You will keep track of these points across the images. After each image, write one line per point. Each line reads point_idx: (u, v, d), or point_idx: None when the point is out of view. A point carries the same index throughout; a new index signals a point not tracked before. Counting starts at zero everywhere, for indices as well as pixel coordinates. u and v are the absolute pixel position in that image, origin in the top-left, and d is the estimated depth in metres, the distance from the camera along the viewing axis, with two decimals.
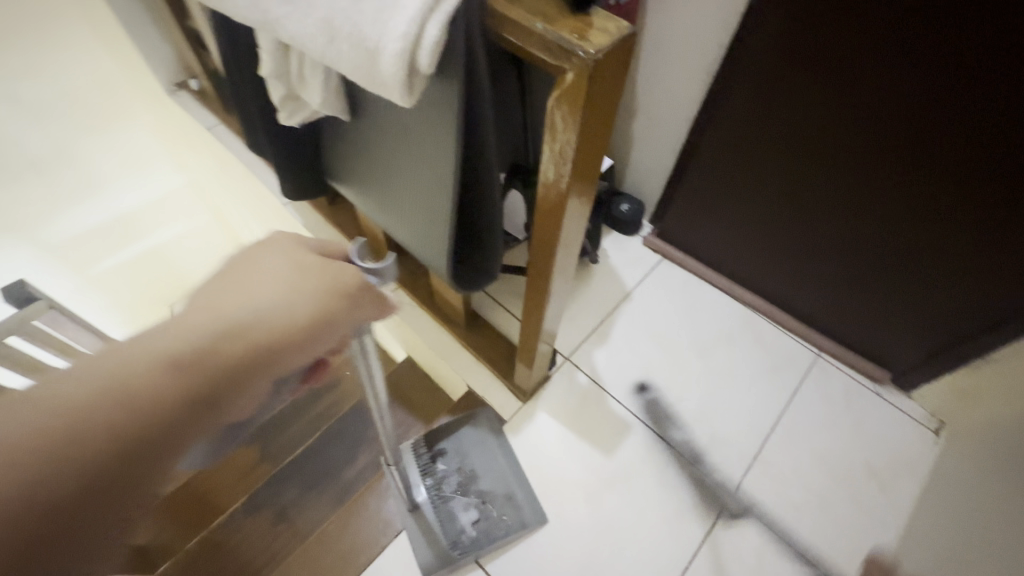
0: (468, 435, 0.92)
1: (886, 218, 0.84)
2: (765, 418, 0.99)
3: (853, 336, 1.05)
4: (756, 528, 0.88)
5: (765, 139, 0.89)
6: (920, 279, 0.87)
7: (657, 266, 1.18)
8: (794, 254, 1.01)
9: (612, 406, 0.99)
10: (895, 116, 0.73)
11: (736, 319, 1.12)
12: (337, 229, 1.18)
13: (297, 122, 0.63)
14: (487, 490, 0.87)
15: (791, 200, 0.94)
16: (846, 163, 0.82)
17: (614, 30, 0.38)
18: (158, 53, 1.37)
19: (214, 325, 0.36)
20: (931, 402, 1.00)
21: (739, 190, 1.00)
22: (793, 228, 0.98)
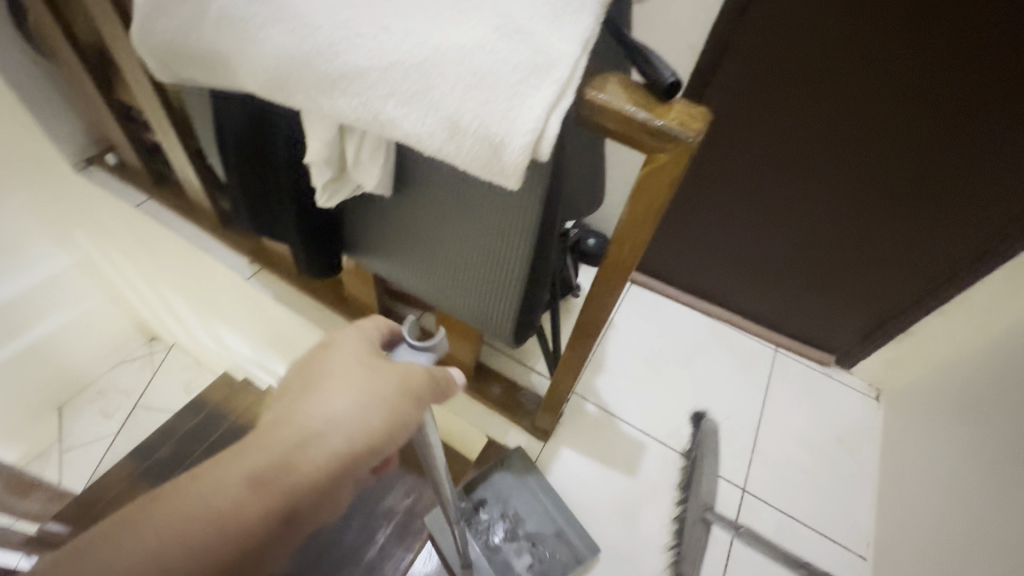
0: (505, 480, 0.93)
1: (853, 209, 0.97)
2: (751, 413, 1.12)
3: (800, 329, 1.23)
4: (770, 512, 0.99)
5: (730, 163, 1.02)
6: (859, 263, 1.05)
7: (628, 291, 1.29)
8: (752, 257, 1.16)
9: (623, 428, 1.06)
10: (837, 131, 0.89)
11: (705, 329, 1.26)
12: (314, 298, 1.13)
13: (335, 202, 0.62)
14: (536, 532, 0.89)
15: (751, 210, 1.08)
16: (810, 171, 0.96)
17: (699, 113, 0.44)
18: (66, 128, 1.23)
19: (291, 437, 0.41)
20: (868, 374, 1.20)
21: (703, 207, 1.12)
22: (752, 234, 1.12)
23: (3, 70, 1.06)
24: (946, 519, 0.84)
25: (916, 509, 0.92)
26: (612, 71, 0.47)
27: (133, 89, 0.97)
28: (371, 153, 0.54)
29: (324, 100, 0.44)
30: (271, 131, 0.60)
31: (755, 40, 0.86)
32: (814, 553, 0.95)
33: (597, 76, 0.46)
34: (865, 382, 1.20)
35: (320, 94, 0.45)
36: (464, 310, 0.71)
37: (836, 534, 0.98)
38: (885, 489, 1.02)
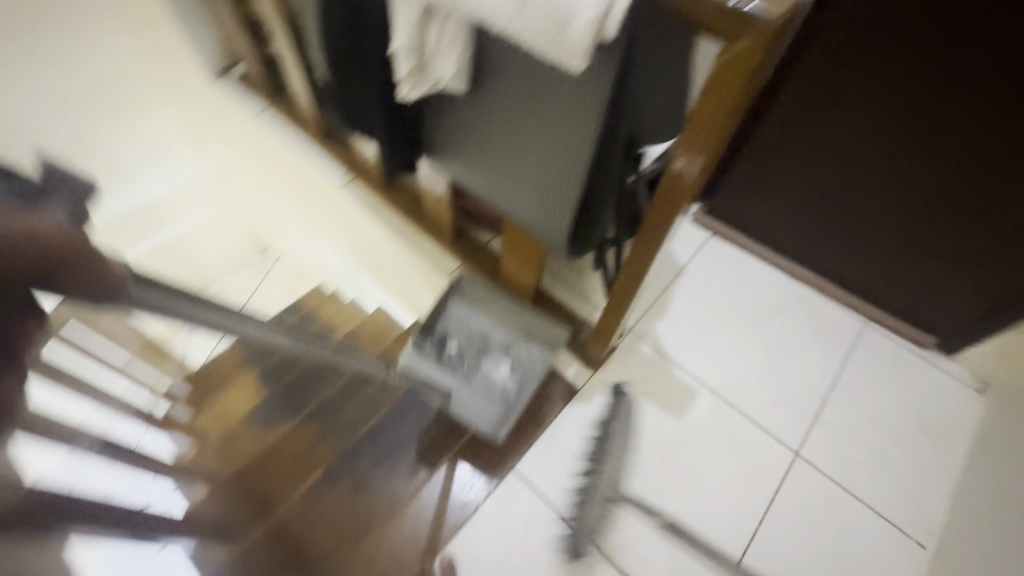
0: (460, 307, 1.00)
1: (980, 177, 0.84)
2: (821, 381, 1.05)
3: (898, 304, 1.11)
4: (820, 481, 0.94)
5: (834, 111, 0.92)
6: (962, 244, 0.94)
7: (707, 242, 1.23)
8: (840, 222, 1.07)
9: (676, 372, 1.04)
10: (970, 85, 0.78)
11: (786, 291, 1.17)
12: (396, 211, 1.22)
13: (416, 97, 0.66)
14: (506, 339, 0.98)
15: (848, 169, 0.98)
16: (955, 126, 0.82)
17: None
18: (205, 40, 1.39)
19: None
20: (975, 364, 1.06)
21: (795, 160, 1.03)
22: (845, 197, 1.02)
23: None
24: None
25: (996, 507, 0.83)
26: None
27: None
28: (450, 44, 0.57)
29: None
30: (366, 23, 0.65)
31: None
32: (863, 530, 0.90)
33: None
34: (969, 372, 1.07)
35: None
36: (526, 218, 0.74)
37: (895, 518, 0.91)
38: (967, 484, 0.93)
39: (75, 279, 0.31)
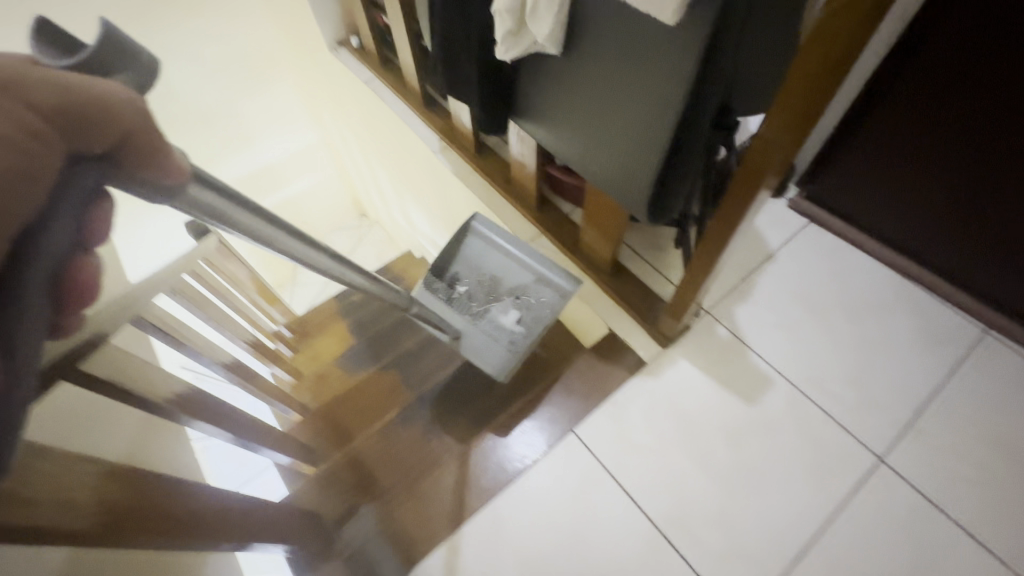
0: (473, 248, 1.05)
1: None
2: (920, 387, 0.95)
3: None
4: (907, 492, 0.87)
5: (980, 77, 0.82)
6: None
7: (803, 229, 1.15)
8: (968, 213, 0.95)
9: (753, 359, 1.00)
10: None
11: (891, 287, 1.07)
12: (483, 178, 1.27)
13: (511, 58, 0.69)
14: (517, 287, 1.02)
15: (988, 148, 0.87)
16: None
17: None
18: (328, 13, 1.51)
19: None
20: None
21: (921, 136, 0.93)
22: (978, 182, 0.91)
23: None
24: None
25: None
26: None
27: None
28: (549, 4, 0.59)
29: None
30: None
31: None
32: (951, 548, 0.82)
33: None
34: None
35: None
36: (605, 182, 0.75)
37: (995, 544, 0.82)
38: None
39: (137, 167, 0.26)
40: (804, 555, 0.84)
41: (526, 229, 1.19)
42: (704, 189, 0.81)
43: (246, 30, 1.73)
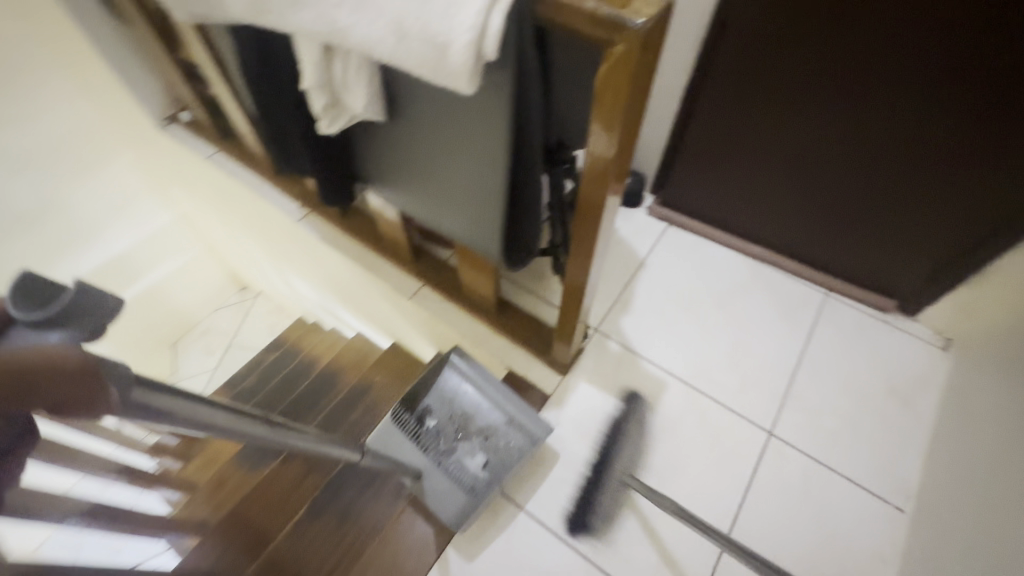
0: (447, 381, 0.99)
1: (911, 136, 0.87)
2: (789, 358, 1.06)
3: (855, 271, 1.13)
4: (799, 457, 0.95)
5: (764, 88, 0.95)
6: (908, 203, 0.96)
7: (664, 232, 1.24)
8: (790, 197, 1.08)
9: (645, 366, 1.05)
10: (883, 50, 0.80)
11: (747, 271, 1.18)
12: (354, 239, 1.22)
13: (336, 130, 0.67)
14: (486, 426, 0.95)
15: (789, 144, 1.00)
16: (879, 88, 0.84)
17: (655, 2, 0.43)
18: (149, 90, 1.38)
19: None
20: (936, 322, 1.08)
21: (736, 141, 1.05)
22: (790, 171, 1.04)
23: (93, 39, 1.21)
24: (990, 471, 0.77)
25: (967, 458, 0.84)
26: None
27: (188, 44, 1.06)
28: (348, 70, 0.56)
29: (297, 15, 0.48)
30: (275, 58, 0.64)
31: None
32: (840, 496, 0.91)
33: None
34: (933, 331, 1.09)
35: (293, 9, 0.47)
36: (463, 237, 0.74)
37: (874, 484, 0.92)
38: (938, 440, 0.94)
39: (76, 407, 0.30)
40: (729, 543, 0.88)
41: (407, 284, 1.15)
42: (561, 221, 0.83)
43: (53, 118, 1.52)
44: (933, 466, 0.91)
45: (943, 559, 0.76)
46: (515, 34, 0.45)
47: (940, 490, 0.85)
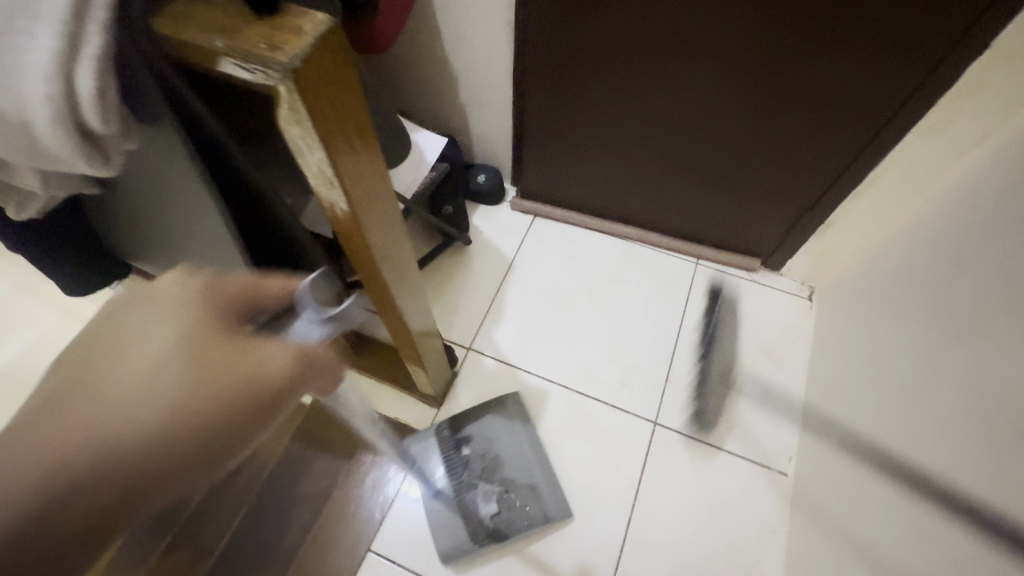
0: (493, 424, 1.16)
1: (784, 122, 1.04)
2: (641, 401, 1.20)
3: (740, 239, 1.35)
4: (749, 466, 1.12)
5: (699, 41, 0.97)
6: (791, 168, 1.12)
7: (533, 224, 1.47)
8: (675, 166, 1.25)
9: (522, 376, 1.23)
10: (792, 35, 0.90)
11: (656, 298, 1.34)
12: None
13: (33, 214, 0.63)
14: (510, 480, 1.11)
15: (662, 123, 1.15)
16: (734, 92, 1.03)
17: (310, 30, 0.39)
18: None
19: (51, 459, 0.39)
20: (799, 273, 1.34)
21: (608, 129, 1.22)
22: (673, 150, 1.21)
23: None
24: (863, 381, 0.98)
25: (855, 382, 1.01)
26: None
27: None
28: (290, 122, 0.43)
29: None
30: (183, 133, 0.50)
31: None
32: (762, 498, 1.09)
33: (182, 7, 0.41)
34: (798, 281, 1.35)
35: None
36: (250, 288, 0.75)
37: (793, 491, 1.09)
38: (821, 357, 1.20)
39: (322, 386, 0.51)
40: (677, 547, 1.06)
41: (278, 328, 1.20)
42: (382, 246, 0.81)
43: None
44: (830, 369, 1.14)
45: (823, 535, 0.94)
46: (143, 78, 0.42)
47: (812, 450, 1.07)
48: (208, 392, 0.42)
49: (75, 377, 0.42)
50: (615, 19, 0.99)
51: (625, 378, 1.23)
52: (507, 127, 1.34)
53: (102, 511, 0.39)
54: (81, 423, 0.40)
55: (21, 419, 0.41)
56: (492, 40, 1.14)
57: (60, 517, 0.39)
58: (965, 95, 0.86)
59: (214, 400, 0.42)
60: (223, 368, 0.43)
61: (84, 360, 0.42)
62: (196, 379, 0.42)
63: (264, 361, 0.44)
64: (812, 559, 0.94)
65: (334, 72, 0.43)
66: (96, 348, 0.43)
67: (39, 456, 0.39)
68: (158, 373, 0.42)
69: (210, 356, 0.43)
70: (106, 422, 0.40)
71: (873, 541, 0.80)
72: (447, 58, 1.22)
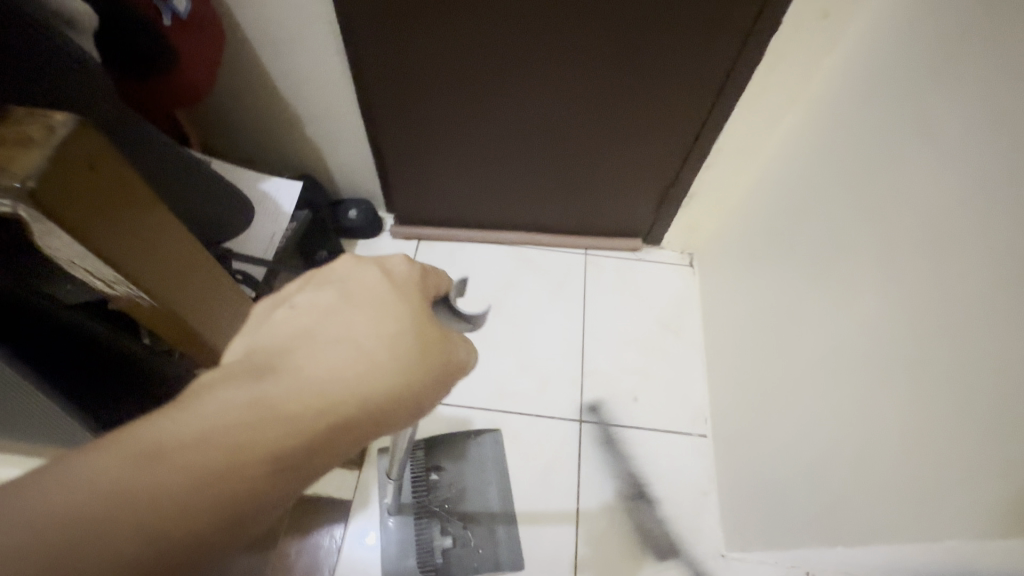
0: (465, 453, 1.13)
1: (630, 117, 1.11)
2: (564, 401, 1.21)
3: (619, 223, 1.41)
4: (675, 436, 1.17)
5: (536, 62, 1.00)
6: (646, 153, 1.19)
7: (419, 248, 1.42)
8: (543, 173, 1.28)
9: (441, 410, 1.19)
10: (617, 48, 0.96)
11: (554, 295, 1.36)
12: None
13: None
14: (470, 513, 1.07)
15: (521, 137, 1.18)
16: (578, 102, 1.08)
17: (48, 138, 0.38)
18: None
19: (302, 404, 0.38)
20: (676, 243, 1.43)
21: (471, 147, 1.22)
22: (538, 158, 1.24)
23: None
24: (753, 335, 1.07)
25: (747, 338, 1.10)
26: None
27: None
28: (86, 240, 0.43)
29: None
30: None
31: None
32: (690, 464, 1.14)
33: None
34: (677, 250, 1.44)
35: None
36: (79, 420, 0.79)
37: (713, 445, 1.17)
38: (710, 316, 1.29)
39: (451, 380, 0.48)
40: (626, 532, 1.08)
41: None
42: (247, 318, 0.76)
43: None
44: (720, 326, 1.23)
45: (744, 481, 1.01)
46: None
47: (721, 405, 1.15)
48: (428, 362, 0.44)
49: (301, 332, 0.42)
50: (449, 33, 0.95)
51: (542, 385, 1.22)
52: (368, 159, 1.28)
53: (329, 446, 0.39)
54: (339, 371, 0.40)
55: (294, 351, 0.40)
56: (327, 73, 1.07)
57: (323, 445, 0.39)
58: (773, 65, 0.96)
59: (427, 373, 0.43)
60: (433, 343, 0.44)
61: (318, 321, 0.42)
62: (388, 347, 0.42)
63: (450, 343, 0.46)
64: (742, 507, 1.00)
65: (124, 197, 0.45)
66: (317, 313, 0.43)
67: (318, 389, 0.39)
68: (393, 343, 0.42)
69: (422, 330, 0.44)
70: (362, 373, 0.40)
71: (789, 484, 0.87)
72: (282, 95, 1.13)
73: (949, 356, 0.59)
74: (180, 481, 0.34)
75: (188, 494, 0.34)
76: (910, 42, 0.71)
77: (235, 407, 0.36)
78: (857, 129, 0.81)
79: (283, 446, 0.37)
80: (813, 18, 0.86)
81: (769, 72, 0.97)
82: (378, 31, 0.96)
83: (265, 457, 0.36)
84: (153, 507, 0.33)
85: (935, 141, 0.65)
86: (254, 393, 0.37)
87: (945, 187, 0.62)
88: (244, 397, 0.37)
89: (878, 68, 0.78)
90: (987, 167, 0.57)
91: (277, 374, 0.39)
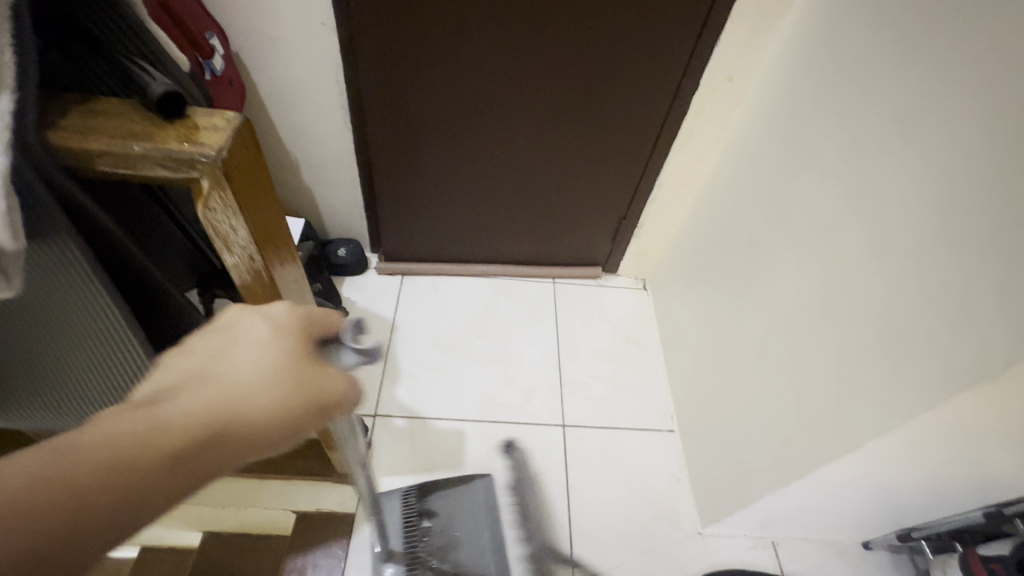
0: (456, 497, 1.15)
1: (587, 161, 1.32)
2: (547, 410, 1.33)
3: (582, 254, 1.60)
4: (648, 435, 1.31)
5: (507, 115, 1.20)
6: (602, 191, 1.41)
7: (402, 283, 1.54)
8: (513, 212, 1.46)
9: (435, 425, 1.28)
10: (574, 104, 1.18)
11: (525, 318, 1.51)
12: None
13: None
14: (459, 563, 1.07)
15: (494, 180, 1.36)
16: (541, 149, 1.29)
17: (225, 125, 0.49)
18: None
19: (193, 421, 0.41)
20: (631, 271, 1.64)
21: (449, 191, 1.39)
22: (508, 199, 1.42)
23: None
24: (703, 335, 1.26)
25: (698, 340, 1.28)
26: (97, 103, 0.48)
27: None
28: (237, 216, 0.53)
29: None
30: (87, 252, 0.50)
31: (562, 65, 1.10)
32: (663, 456, 1.27)
33: (86, 116, 0.46)
34: (632, 277, 1.65)
35: None
36: None
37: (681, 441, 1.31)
38: (665, 328, 1.48)
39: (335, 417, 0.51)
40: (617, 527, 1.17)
41: None
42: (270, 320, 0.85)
43: None
44: (674, 335, 1.42)
45: (710, 462, 1.16)
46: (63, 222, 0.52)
47: (684, 402, 1.32)
48: (301, 394, 0.46)
49: (190, 373, 0.45)
50: (436, 92, 1.15)
51: (526, 396, 1.35)
52: (357, 202, 1.42)
53: (213, 453, 0.41)
54: (218, 399, 0.43)
55: (183, 387, 0.43)
56: (328, 124, 1.23)
57: (206, 455, 0.41)
58: (695, 118, 1.22)
59: (305, 403, 0.46)
60: (305, 377, 0.47)
61: (206, 364, 0.45)
62: (267, 381, 0.45)
63: (321, 377, 0.48)
64: (713, 485, 1.14)
65: (257, 180, 0.56)
66: (206, 354, 0.46)
67: (208, 406, 0.42)
68: (269, 372, 0.45)
69: (300, 363, 0.47)
70: (237, 400, 0.43)
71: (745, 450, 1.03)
72: (286, 145, 1.28)
73: (852, 314, 0.77)
74: (78, 482, 0.35)
75: (81, 493, 0.35)
76: (796, 94, 0.97)
77: (132, 421, 0.39)
78: (763, 159, 1.06)
79: (179, 451, 0.39)
80: (721, 81, 1.14)
81: (694, 124, 1.23)
82: (377, 89, 1.14)
83: (160, 458, 0.38)
84: (54, 508, 0.34)
85: (819, 160, 0.88)
86: (148, 412, 0.40)
87: (831, 191, 0.84)
88: (142, 417, 0.40)
89: (774, 115, 1.04)
90: (856, 173, 0.79)
91: (171, 399, 0.42)
